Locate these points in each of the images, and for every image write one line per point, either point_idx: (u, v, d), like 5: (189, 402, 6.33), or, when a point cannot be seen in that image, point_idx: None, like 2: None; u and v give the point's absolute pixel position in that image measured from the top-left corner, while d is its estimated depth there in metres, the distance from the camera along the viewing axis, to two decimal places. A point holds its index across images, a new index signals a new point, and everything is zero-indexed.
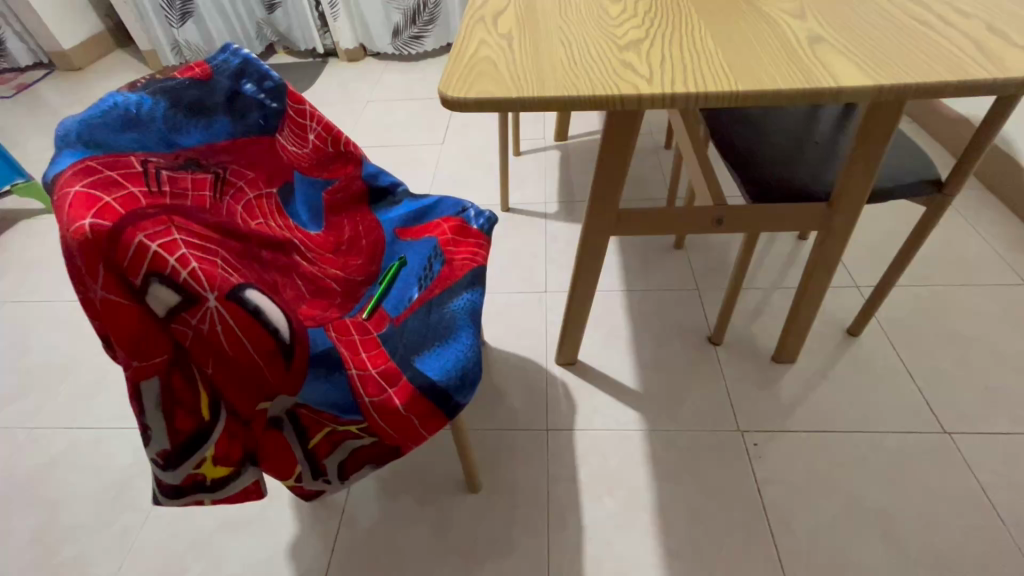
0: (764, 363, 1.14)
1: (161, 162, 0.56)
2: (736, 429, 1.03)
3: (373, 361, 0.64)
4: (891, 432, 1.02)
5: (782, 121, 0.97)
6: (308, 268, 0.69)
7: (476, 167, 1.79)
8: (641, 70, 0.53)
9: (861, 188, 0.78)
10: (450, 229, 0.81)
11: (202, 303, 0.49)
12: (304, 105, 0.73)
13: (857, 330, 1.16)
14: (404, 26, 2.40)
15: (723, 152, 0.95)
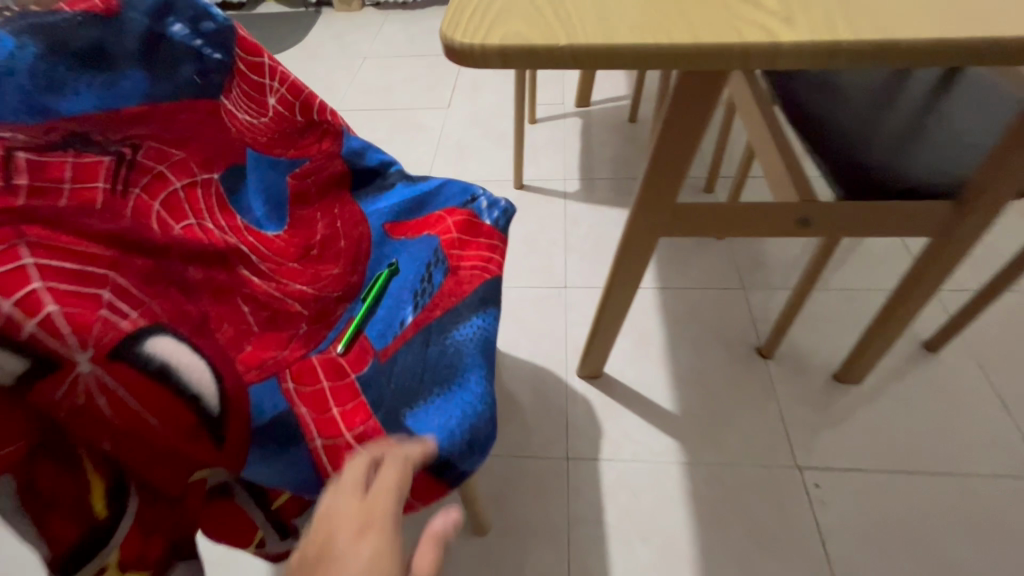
0: (825, 383, 0.96)
1: (22, 142, 0.38)
2: (794, 465, 0.87)
3: (348, 419, 0.46)
4: (977, 473, 0.85)
5: (874, 88, 0.76)
6: (262, 288, 0.53)
7: (485, 135, 1.57)
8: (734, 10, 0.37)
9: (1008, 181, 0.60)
10: (455, 225, 0.62)
11: (69, 368, 0.33)
12: (262, 60, 0.55)
13: (937, 345, 0.98)
14: None
15: (802, 131, 0.74)
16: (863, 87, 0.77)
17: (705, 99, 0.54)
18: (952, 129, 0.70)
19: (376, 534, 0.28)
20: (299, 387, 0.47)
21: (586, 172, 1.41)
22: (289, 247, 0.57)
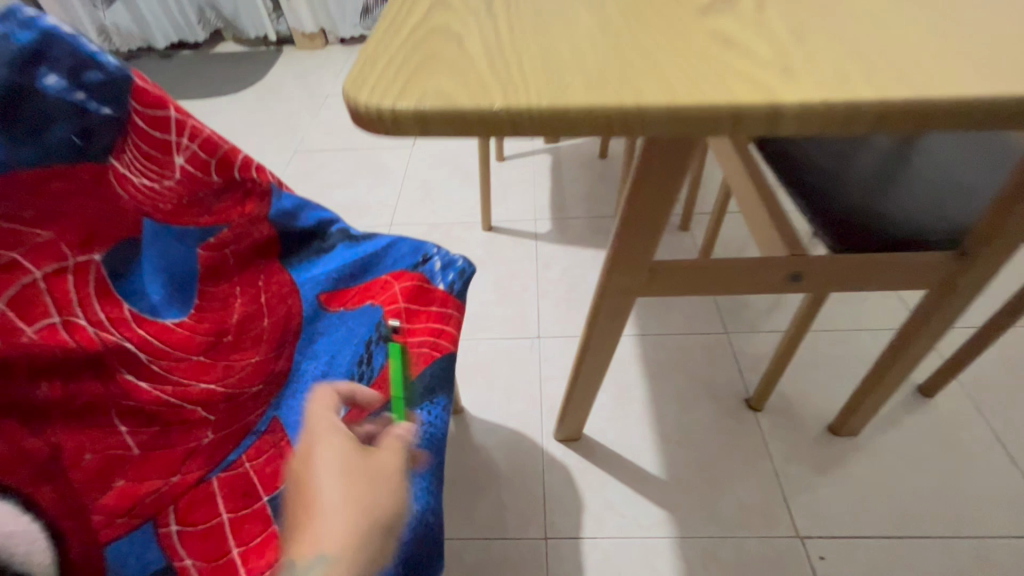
0: (820, 436, 0.89)
1: None
2: (794, 535, 0.78)
3: (250, 559, 0.40)
4: (990, 535, 0.78)
5: None
6: (150, 396, 0.47)
7: (451, 174, 1.51)
8: (752, 52, 0.28)
9: (1011, 236, 0.53)
10: (403, 294, 0.54)
11: None
12: (163, 112, 0.47)
13: (933, 389, 0.92)
14: (374, 5, 2.10)
15: (781, 172, 0.67)
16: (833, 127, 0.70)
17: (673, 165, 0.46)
18: (941, 163, 0.63)
19: (386, 481, 0.39)
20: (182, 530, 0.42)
21: (557, 211, 1.35)
22: (194, 336, 0.51)
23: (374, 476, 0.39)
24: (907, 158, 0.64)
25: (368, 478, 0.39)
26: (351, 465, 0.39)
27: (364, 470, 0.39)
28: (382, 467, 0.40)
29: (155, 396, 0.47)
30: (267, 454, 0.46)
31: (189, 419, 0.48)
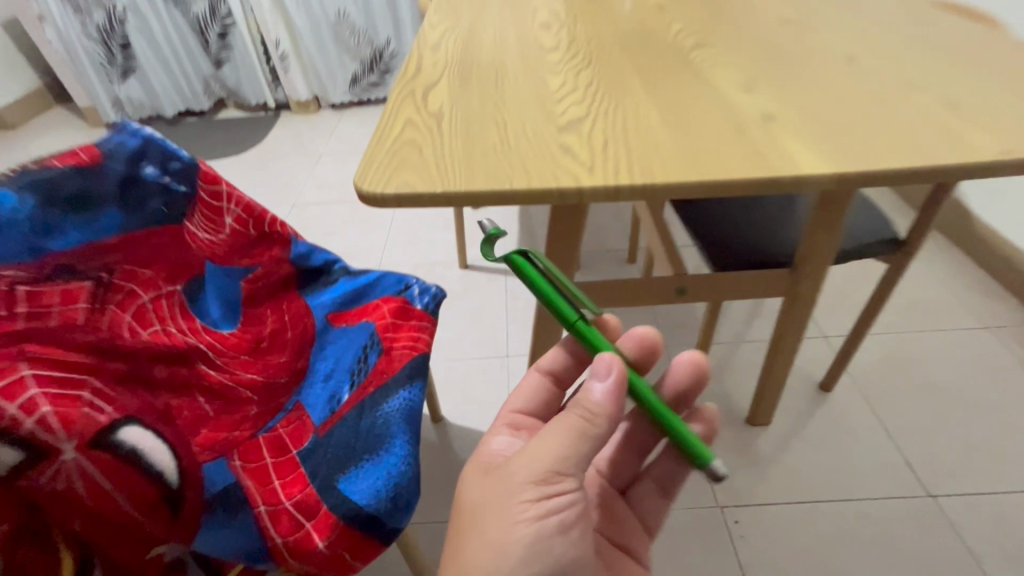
0: (739, 426, 1.07)
1: (18, 276, 0.47)
2: (715, 506, 0.95)
3: (288, 490, 0.55)
4: (874, 497, 0.95)
5: None
6: (217, 377, 0.61)
7: (433, 220, 1.72)
8: (580, 154, 0.48)
9: (826, 250, 0.72)
10: (389, 311, 0.73)
11: (56, 457, 0.40)
12: (219, 187, 0.66)
13: (830, 385, 1.10)
14: (362, 74, 2.38)
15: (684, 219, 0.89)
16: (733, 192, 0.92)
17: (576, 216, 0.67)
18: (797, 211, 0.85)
19: (516, 501, 0.40)
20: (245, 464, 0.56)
21: (524, 249, 1.56)
22: (239, 343, 0.67)
23: (502, 502, 0.40)
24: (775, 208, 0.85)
25: (492, 509, 0.40)
26: (483, 486, 0.42)
27: (494, 494, 0.41)
28: (514, 486, 0.40)
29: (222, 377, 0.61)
30: (289, 427, 0.62)
31: (240, 398, 0.62)
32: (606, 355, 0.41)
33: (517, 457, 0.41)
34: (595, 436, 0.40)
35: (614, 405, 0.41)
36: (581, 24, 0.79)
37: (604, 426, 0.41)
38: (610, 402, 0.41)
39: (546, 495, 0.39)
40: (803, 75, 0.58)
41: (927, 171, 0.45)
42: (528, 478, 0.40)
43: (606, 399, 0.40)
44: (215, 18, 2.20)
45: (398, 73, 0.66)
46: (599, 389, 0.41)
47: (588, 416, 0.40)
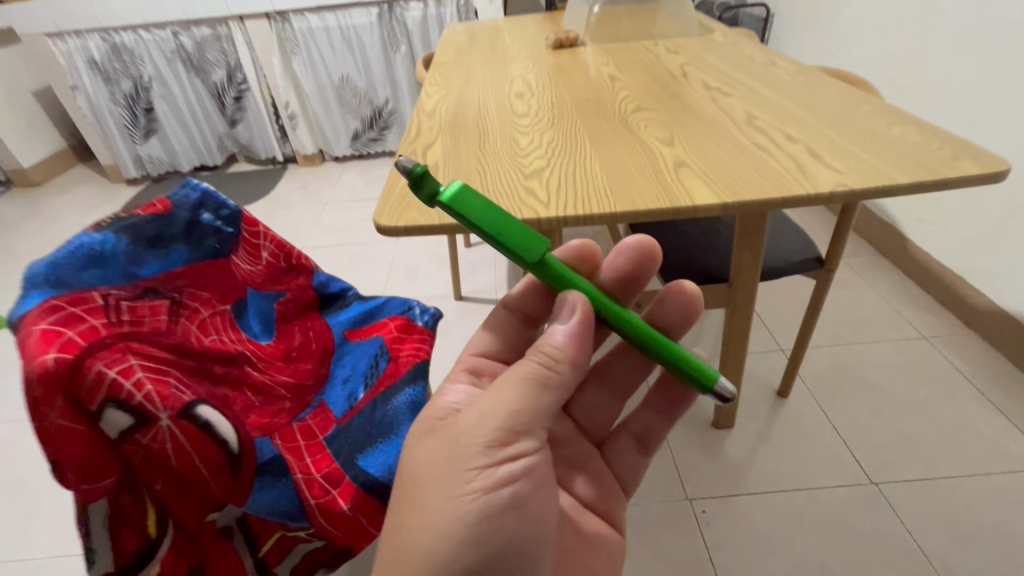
0: (706, 429, 1.20)
1: (121, 294, 0.61)
2: (685, 498, 1.08)
3: (317, 465, 0.68)
4: (825, 487, 1.08)
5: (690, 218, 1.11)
6: (259, 377, 0.74)
7: (431, 259, 1.89)
8: (540, 195, 0.64)
9: (751, 271, 0.88)
10: (396, 327, 0.88)
11: (156, 422, 0.53)
12: (258, 228, 0.82)
13: (786, 392, 1.25)
14: (363, 131, 2.61)
15: None
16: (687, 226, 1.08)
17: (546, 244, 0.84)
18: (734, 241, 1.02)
19: (470, 461, 0.43)
20: (284, 442, 0.69)
21: (513, 282, 1.73)
22: (275, 350, 0.81)
23: (452, 458, 0.44)
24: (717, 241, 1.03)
25: (442, 467, 0.44)
26: (436, 444, 0.45)
27: (446, 451, 0.44)
28: (468, 443, 0.43)
29: (265, 377, 0.75)
30: (315, 418, 0.75)
31: (275, 395, 0.75)
32: (572, 295, 0.44)
33: (470, 414, 0.45)
34: (549, 386, 0.44)
35: (571, 353, 0.45)
36: (549, 93, 0.98)
37: (562, 372, 0.45)
38: (568, 346, 0.45)
39: (500, 450, 0.43)
40: (710, 131, 0.75)
41: (793, 197, 0.59)
42: (482, 438, 0.43)
43: (563, 348, 0.44)
44: (231, 84, 2.45)
45: (403, 135, 0.83)
46: (561, 332, 0.44)
47: (544, 368, 0.44)
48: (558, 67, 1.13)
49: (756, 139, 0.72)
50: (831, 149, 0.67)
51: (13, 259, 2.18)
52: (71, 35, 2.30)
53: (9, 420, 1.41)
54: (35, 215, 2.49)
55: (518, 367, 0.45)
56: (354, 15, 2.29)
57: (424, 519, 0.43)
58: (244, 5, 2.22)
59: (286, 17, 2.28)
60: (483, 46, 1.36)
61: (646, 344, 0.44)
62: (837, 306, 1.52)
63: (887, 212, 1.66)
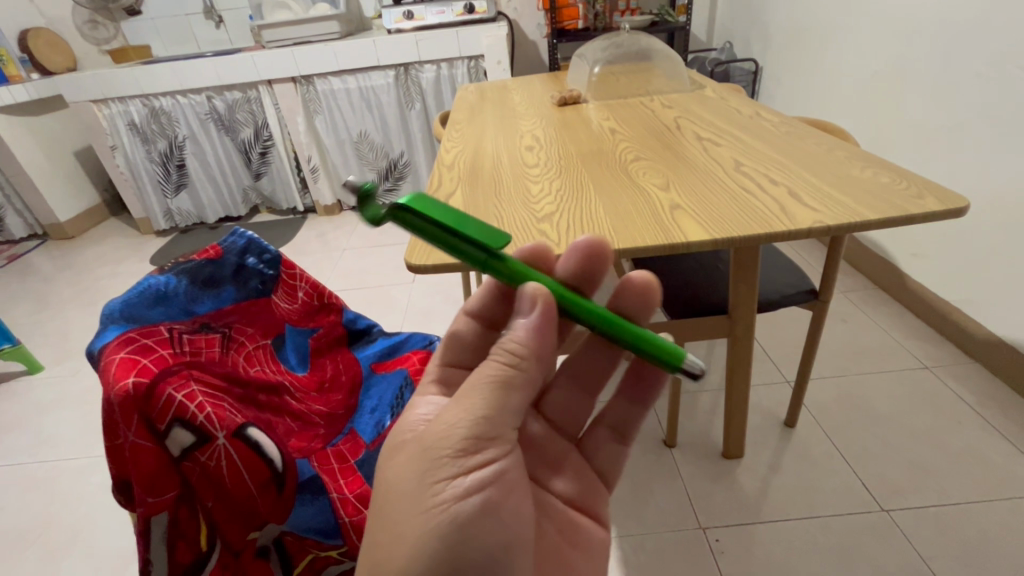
0: (716, 459, 1.24)
1: (182, 328, 0.69)
2: (698, 527, 1.10)
3: (350, 486, 0.75)
4: (835, 514, 1.09)
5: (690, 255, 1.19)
6: (296, 405, 0.81)
7: (445, 300, 1.98)
8: (551, 236, 0.72)
9: (748, 303, 0.94)
10: (418, 360, 0.95)
11: (213, 441, 0.59)
12: (296, 271, 0.90)
13: (793, 422, 1.28)
14: (379, 182, 2.76)
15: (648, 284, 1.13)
16: (688, 263, 1.16)
17: None
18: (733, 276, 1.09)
19: (440, 471, 0.43)
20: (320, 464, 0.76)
21: None
22: (310, 381, 0.88)
23: (425, 468, 0.44)
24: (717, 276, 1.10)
25: (415, 478, 0.44)
26: (409, 454, 0.45)
27: (418, 461, 0.44)
28: (438, 451, 0.43)
29: (301, 405, 0.82)
30: (346, 443, 0.81)
31: (310, 422, 0.82)
32: (526, 287, 0.44)
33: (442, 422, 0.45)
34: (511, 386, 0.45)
35: (534, 350, 0.45)
36: (556, 146, 1.08)
37: (525, 369, 0.45)
38: (529, 341, 0.45)
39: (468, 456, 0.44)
40: (702, 178, 0.84)
41: (776, 233, 0.66)
42: (451, 445, 0.43)
43: (525, 344, 0.44)
44: (258, 141, 2.64)
45: (426, 186, 0.93)
46: (522, 328, 0.44)
47: (507, 368, 0.44)
48: (563, 122, 1.24)
49: (742, 182, 0.80)
50: (810, 191, 0.75)
51: (47, 308, 2.30)
52: (114, 101, 2.51)
53: (44, 460, 1.47)
54: (69, 265, 2.64)
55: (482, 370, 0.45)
56: (372, 76, 2.48)
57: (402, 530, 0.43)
58: (272, 71, 2.42)
59: (310, 81, 2.48)
60: (494, 105, 1.49)
61: (611, 329, 0.44)
62: (839, 338, 1.57)
63: (882, 247, 1.73)
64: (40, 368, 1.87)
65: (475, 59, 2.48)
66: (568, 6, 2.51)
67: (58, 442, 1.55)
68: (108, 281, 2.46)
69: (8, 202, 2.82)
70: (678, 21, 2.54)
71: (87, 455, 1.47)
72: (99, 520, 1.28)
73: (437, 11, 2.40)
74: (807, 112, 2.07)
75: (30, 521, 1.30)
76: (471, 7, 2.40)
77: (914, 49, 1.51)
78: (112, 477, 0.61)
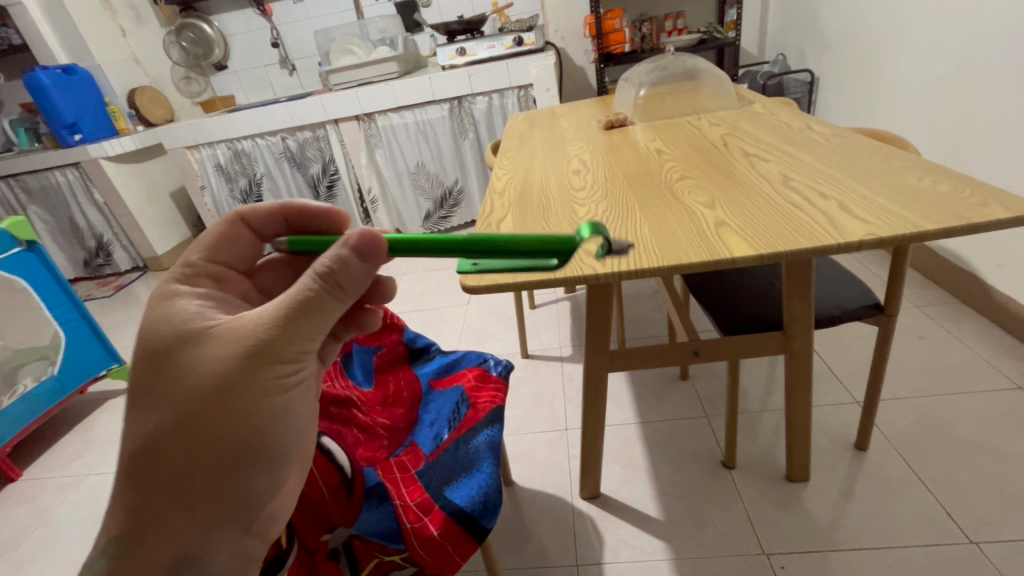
0: (779, 483, 1.19)
1: None
2: (761, 552, 1.05)
3: (411, 495, 0.78)
4: (916, 545, 1.02)
5: (744, 273, 1.17)
6: (362, 417, 0.94)
7: (499, 320, 2.04)
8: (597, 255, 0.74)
9: (805, 317, 0.92)
10: (474, 376, 0.99)
11: None
12: None
13: (864, 445, 1.22)
14: (434, 210, 2.90)
15: (702, 300, 1.12)
16: (743, 280, 1.15)
17: (604, 297, 0.94)
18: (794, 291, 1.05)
19: (257, 363, 0.49)
20: (387, 473, 0.82)
21: (576, 340, 1.82)
22: (373, 395, 0.99)
23: (197, 336, 0.50)
24: (774, 294, 1.08)
25: (183, 341, 0.50)
26: (169, 319, 0.52)
27: (185, 328, 0.51)
28: (217, 327, 0.51)
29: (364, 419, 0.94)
30: (407, 454, 0.87)
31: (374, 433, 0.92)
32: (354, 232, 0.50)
33: (200, 299, 0.56)
34: (217, 280, 0.61)
35: (356, 286, 0.51)
36: (602, 169, 1.12)
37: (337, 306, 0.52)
38: (356, 269, 0.50)
39: (257, 348, 0.49)
40: (750, 195, 0.84)
41: (825, 246, 0.66)
42: (268, 347, 0.49)
43: (347, 270, 0.49)
44: (326, 175, 2.85)
45: (480, 212, 0.98)
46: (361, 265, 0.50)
47: (324, 270, 0.49)
48: (611, 145, 1.28)
49: (789, 197, 0.80)
50: (861, 203, 0.74)
51: None
52: (204, 146, 2.80)
53: None
54: None
55: (188, 264, 0.59)
56: (428, 111, 2.63)
57: (173, 404, 0.48)
58: (338, 111, 2.62)
59: (373, 118, 2.66)
60: (542, 132, 1.55)
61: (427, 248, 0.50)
62: (915, 355, 1.47)
63: (962, 258, 1.62)
64: None
65: (525, 89, 2.58)
66: (615, 32, 2.56)
67: None
68: None
69: (116, 238, 3.18)
70: (728, 37, 2.54)
71: None
72: None
73: (488, 46, 2.51)
74: (869, 121, 1.99)
75: None
76: (520, 40, 2.49)
77: (984, 49, 1.43)
78: None
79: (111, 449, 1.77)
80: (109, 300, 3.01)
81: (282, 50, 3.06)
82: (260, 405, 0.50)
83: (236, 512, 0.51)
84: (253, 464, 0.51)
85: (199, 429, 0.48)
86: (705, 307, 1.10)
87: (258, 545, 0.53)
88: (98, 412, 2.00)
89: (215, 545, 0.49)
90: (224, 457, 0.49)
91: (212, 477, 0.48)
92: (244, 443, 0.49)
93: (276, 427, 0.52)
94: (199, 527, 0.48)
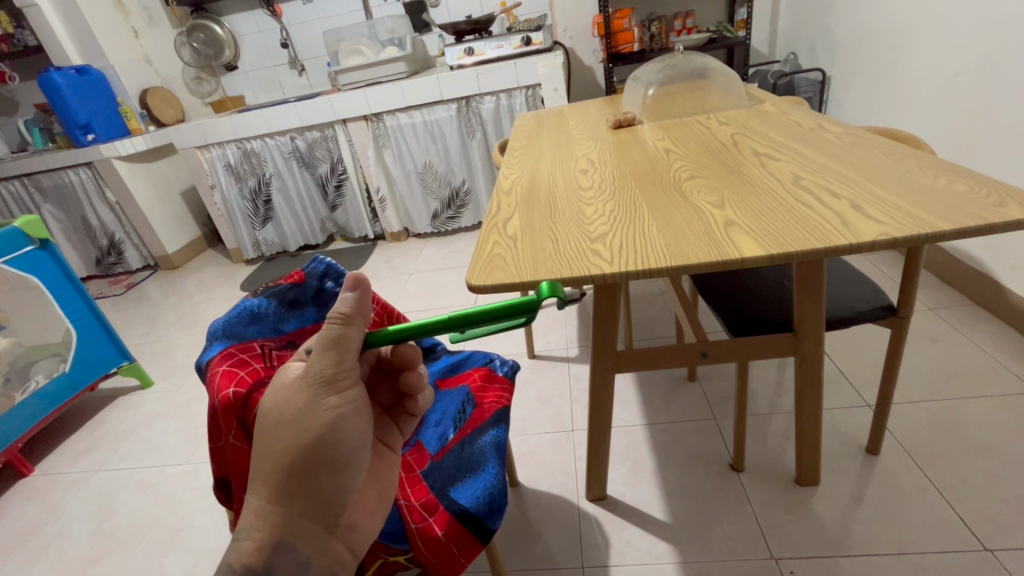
0: (789, 487, 1.17)
1: (271, 344, 0.75)
2: (769, 557, 1.04)
3: (416, 495, 0.77)
4: (929, 551, 1.00)
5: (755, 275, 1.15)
6: None
7: None
8: (604, 255, 0.73)
9: (815, 319, 0.91)
10: (479, 376, 0.98)
11: None
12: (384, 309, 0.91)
13: (876, 449, 1.20)
14: (441, 210, 2.90)
15: (713, 300, 1.11)
16: (752, 280, 1.14)
17: (610, 298, 0.92)
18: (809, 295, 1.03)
19: (311, 400, 0.50)
20: None
21: (583, 341, 1.81)
22: None
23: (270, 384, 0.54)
24: (785, 297, 1.06)
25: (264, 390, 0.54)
26: None
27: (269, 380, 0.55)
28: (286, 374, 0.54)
29: None
30: (412, 453, 0.87)
31: None
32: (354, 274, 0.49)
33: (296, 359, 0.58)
34: None
35: (363, 311, 0.51)
36: (609, 169, 1.10)
37: (358, 329, 0.51)
38: (354, 302, 0.50)
39: (308, 385, 0.50)
40: (761, 194, 0.83)
41: (836, 248, 0.65)
42: (314, 383, 0.50)
43: (344, 305, 0.49)
44: (334, 174, 2.86)
45: (486, 210, 0.97)
46: (346, 299, 0.49)
47: (336, 313, 0.49)
48: (618, 145, 1.27)
49: (801, 197, 0.79)
50: (874, 202, 0.73)
51: (154, 330, 2.58)
52: (213, 146, 2.82)
53: (153, 465, 1.66)
54: (173, 292, 2.97)
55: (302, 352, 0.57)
56: (436, 110, 2.63)
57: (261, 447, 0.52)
58: (346, 111, 2.62)
59: (381, 118, 2.67)
60: (549, 131, 1.55)
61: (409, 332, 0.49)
62: (928, 357, 1.45)
63: (977, 259, 1.60)
64: (150, 383, 2.11)
65: (533, 88, 2.57)
66: (623, 31, 2.55)
67: (159, 450, 1.73)
68: (205, 306, 2.73)
69: (128, 237, 3.21)
70: (737, 37, 2.52)
71: (186, 463, 1.64)
72: (196, 522, 1.41)
73: (496, 46, 2.51)
74: (882, 119, 1.96)
75: (136, 521, 1.45)
76: (528, 40, 2.50)
77: (999, 47, 1.41)
78: (214, 475, 0.71)
79: (120, 446, 1.78)
80: (121, 297, 3.05)
81: (292, 50, 3.08)
82: (320, 431, 0.51)
83: (319, 517, 0.53)
84: (326, 481, 0.53)
85: (281, 465, 0.51)
86: (715, 310, 1.09)
87: (344, 548, 0.56)
88: (109, 408, 2.02)
89: (304, 541, 0.53)
90: (303, 486, 0.51)
91: (293, 496, 0.52)
92: (318, 463, 0.51)
93: (337, 445, 0.52)
94: (284, 522, 0.52)
